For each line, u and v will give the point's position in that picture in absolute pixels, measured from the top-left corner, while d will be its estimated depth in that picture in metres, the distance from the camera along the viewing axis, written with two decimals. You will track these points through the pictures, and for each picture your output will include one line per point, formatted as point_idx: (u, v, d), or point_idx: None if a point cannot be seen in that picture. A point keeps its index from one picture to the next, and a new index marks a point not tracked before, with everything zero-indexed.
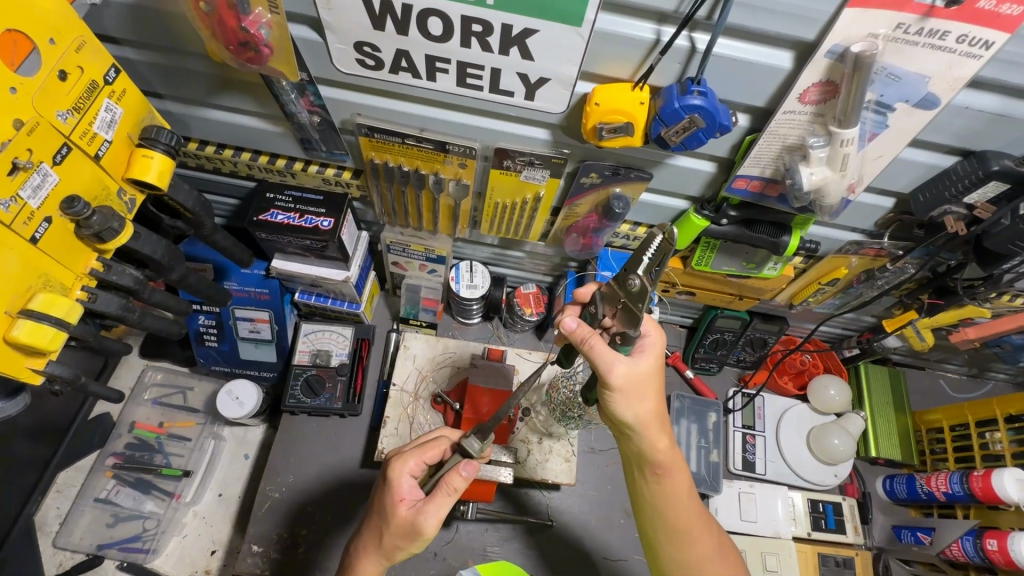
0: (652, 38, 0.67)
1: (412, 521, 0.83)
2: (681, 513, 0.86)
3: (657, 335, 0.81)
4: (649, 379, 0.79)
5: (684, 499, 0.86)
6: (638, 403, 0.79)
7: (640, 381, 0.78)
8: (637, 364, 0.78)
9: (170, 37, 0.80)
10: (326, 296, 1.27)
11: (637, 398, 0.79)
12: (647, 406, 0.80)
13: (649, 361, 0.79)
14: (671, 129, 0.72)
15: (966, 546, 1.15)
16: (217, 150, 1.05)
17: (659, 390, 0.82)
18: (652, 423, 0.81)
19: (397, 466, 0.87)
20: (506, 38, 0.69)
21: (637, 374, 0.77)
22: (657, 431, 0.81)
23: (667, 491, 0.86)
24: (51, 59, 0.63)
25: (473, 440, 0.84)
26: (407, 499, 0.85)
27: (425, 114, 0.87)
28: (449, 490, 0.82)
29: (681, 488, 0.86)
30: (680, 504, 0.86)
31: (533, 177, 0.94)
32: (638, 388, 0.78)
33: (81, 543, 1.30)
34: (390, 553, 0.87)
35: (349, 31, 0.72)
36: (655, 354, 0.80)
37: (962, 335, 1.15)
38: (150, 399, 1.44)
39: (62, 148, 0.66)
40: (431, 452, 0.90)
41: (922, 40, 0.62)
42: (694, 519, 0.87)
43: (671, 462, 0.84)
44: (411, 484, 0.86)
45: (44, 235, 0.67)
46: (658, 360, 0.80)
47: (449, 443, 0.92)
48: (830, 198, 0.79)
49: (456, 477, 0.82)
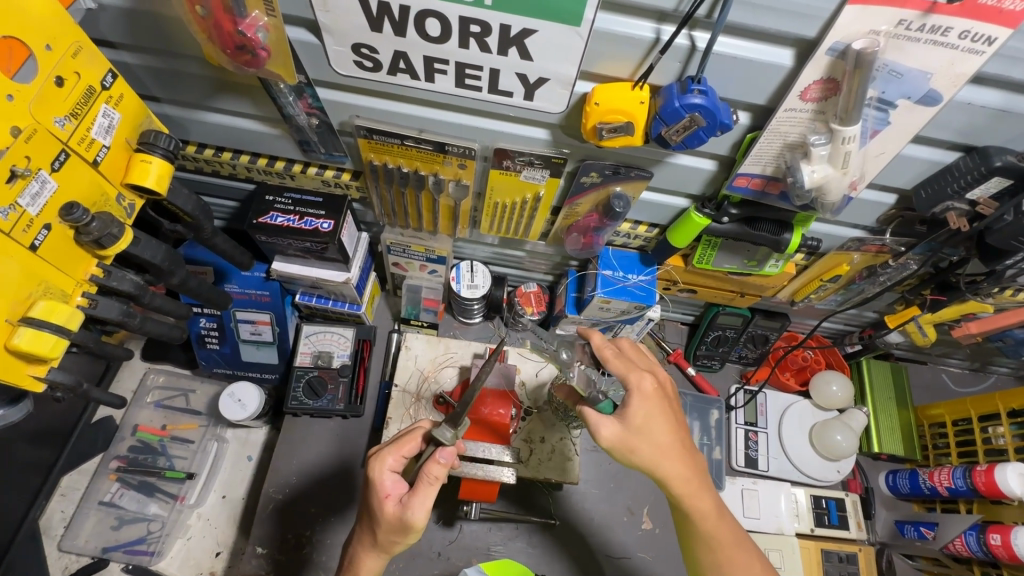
0: (652, 37, 0.66)
1: (400, 516, 0.83)
2: (715, 559, 0.85)
3: (637, 380, 0.84)
4: (645, 426, 0.82)
5: (718, 547, 0.85)
6: (642, 456, 0.81)
7: (634, 432, 0.81)
8: (626, 419, 0.82)
9: (167, 41, 0.79)
10: (327, 297, 1.27)
11: (640, 450, 0.81)
12: (655, 456, 0.81)
13: (637, 412, 0.82)
14: (671, 128, 0.72)
15: (969, 541, 1.15)
16: (215, 153, 1.04)
17: (665, 430, 0.82)
18: (665, 471, 0.82)
19: (377, 466, 0.86)
20: (504, 38, 0.69)
21: (628, 429, 0.81)
22: (673, 478, 0.82)
23: (698, 535, 0.86)
24: (48, 66, 0.63)
25: (445, 429, 0.86)
26: (392, 495, 0.85)
27: (424, 116, 0.87)
28: (430, 480, 0.82)
29: (714, 537, 0.85)
30: (712, 550, 0.85)
31: (532, 177, 0.93)
32: (637, 441, 0.81)
33: (87, 546, 1.30)
34: (387, 547, 0.87)
35: (347, 33, 0.71)
36: (643, 400, 0.83)
37: (963, 330, 1.15)
38: (153, 402, 1.45)
39: (60, 154, 0.66)
40: (408, 446, 0.88)
41: (924, 36, 0.61)
42: (732, 566, 0.85)
43: (693, 508, 0.84)
44: (394, 480, 0.86)
45: (43, 242, 0.66)
46: (649, 404, 0.83)
47: (425, 431, 0.91)
48: (831, 196, 0.78)
49: (435, 466, 0.82)
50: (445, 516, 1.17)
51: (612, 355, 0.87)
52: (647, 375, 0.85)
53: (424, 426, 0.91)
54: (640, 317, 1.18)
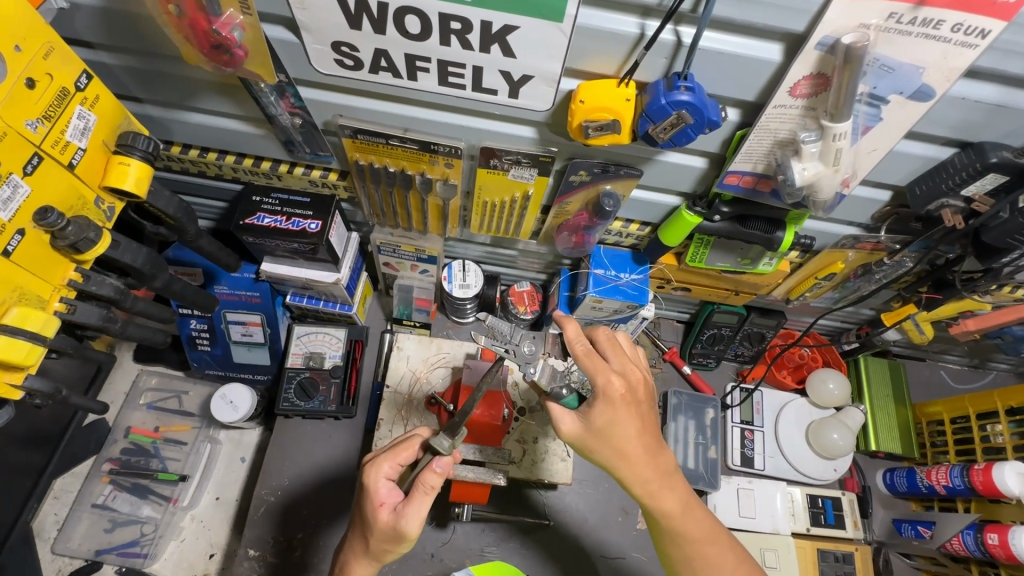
0: (636, 33, 0.64)
1: (393, 525, 0.82)
2: (684, 553, 0.87)
3: (603, 381, 0.81)
4: (607, 429, 0.81)
5: (685, 541, 0.86)
6: (600, 455, 0.83)
7: (594, 433, 0.82)
8: (587, 419, 0.82)
9: (145, 40, 0.77)
10: (318, 298, 1.25)
11: (598, 450, 0.83)
12: (614, 457, 0.83)
13: (601, 415, 0.81)
14: (659, 126, 0.71)
15: (967, 540, 1.14)
16: (200, 154, 1.03)
17: (628, 434, 0.82)
18: (625, 472, 0.83)
19: (372, 472, 0.85)
20: (486, 35, 0.67)
21: (587, 429, 0.82)
22: (634, 479, 0.84)
23: (666, 532, 0.87)
24: (18, 67, 0.62)
25: (443, 438, 0.84)
26: (387, 503, 0.84)
27: (408, 114, 0.85)
28: (426, 489, 0.81)
29: (682, 533, 0.86)
30: (680, 545, 0.87)
31: (521, 176, 0.92)
32: (596, 441, 0.82)
33: (79, 549, 1.29)
34: (379, 555, 0.86)
35: (325, 30, 0.69)
36: (607, 405, 0.81)
37: (961, 327, 1.13)
38: (145, 404, 1.43)
39: (33, 158, 0.65)
40: (405, 453, 0.88)
41: (916, 30, 0.59)
42: (699, 559, 0.86)
43: (657, 507, 0.85)
44: (389, 487, 0.85)
45: (16, 247, 0.65)
46: (613, 409, 0.81)
47: (422, 439, 0.90)
48: (823, 194, 0.76)
49: (431, 474, 0.81)
50: (438, 517, 1.16)
51: (582, 351, 0.82)
52: (616, 377, 0.81)
53: (421, 435, 0.90)
54: (633, 316, 1.16)
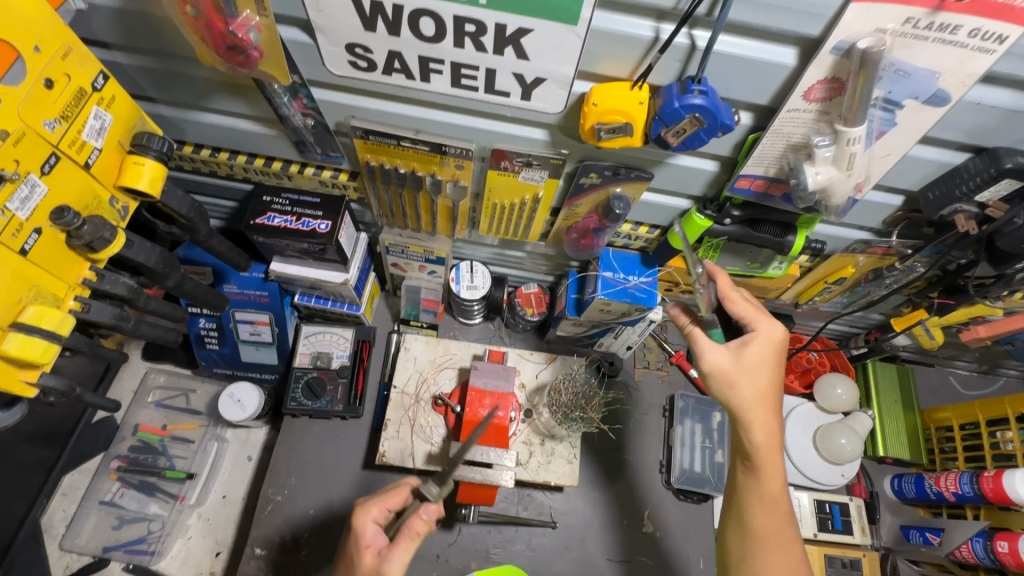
0: (650, 36, 0.64)
1: (375, 568, 0.81)
2: (762, 526, 0.82)
3: (766, 325, 0.85)
4: (753, 368, 0.83)
5: (771, 511, 0.82)
6: (738, 393, 0.83)
7: (741, 368, 0.83)
8: (739, 356, 0.84)
9: (159, 40, 0.78)
10: (326, 298, 1.26)
11: (736, 387, 0.83)
12: (751, 397, 0.83)
13: (757, 352, 0.84)
14: (671, 129, 0.70)
15: (976, 547, 1.13)
16: (212, 153, 1.04)
17: (765, 376, 0.84)
18: (752, 417, 0.83)
19: (360, 515, 0.86)
20: (500, 38, 0.67)
21: (735, 363, 0.84)
22: (758, 425, 0.83)
23: (756, 495, 0.83)
24: (36, 68, 0.62)
25: (432, 485, 0.84)
26: (372, 545, 0.84)
27: (421, 116, 0.85)
28: (411, 534, 0.81)
29: (770, 500, 0.82)
30: (763, 513, 0.82)
31: (531, 178, 0.92)
32: (740, 378, 0.83)
33: (87, 546, 1.30)
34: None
35: (340, 32, 0.70)
36: (762, 347, 0.84)
37: (972, 334, 1.12)
38: (154, 402, 1.44)
39: (50, 157, 0.65)
40: (395, 499, 0.88)
41: (932, 35, 0.59)
42: (777, 538, 0.81)
43: (766, 467, 0.83)
44: (376, 530, 0.85)
45: (33, 246, 0.66)
46: (767, 350, 0.84)
47: (412, 487, 0.90)
48: (835, 199, 0.77)
49: (417, 521, 0.82)
50: (444, 518, 1.16)
51: (737, 299, 0.88)
52: (777, 324, 0.86)
53: (411, 484, 0.91)
54: (641, 319, 1.15)
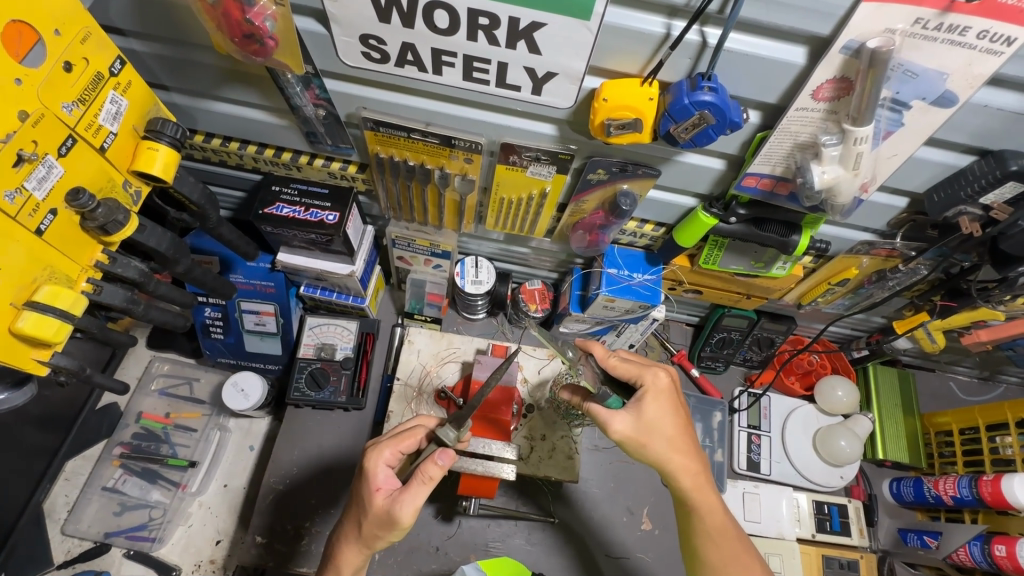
0: (661, 32, 0.65)
1: (388, 509, 0.83)
2: (720, 556, 0.86)
3: (652, 378, 0.88)
4: (659, 421, 0.85)
5: (720, 538, 0.86)
6: (654, 450, 0.85)
7: (644, 427, 0.85)
8: (639, 414, 0.86)
9: (176, 29, 0.79)
10: (331, 290, 1.27)
11: (652, 446, 0.85)
12: (667, 450, 0.85)
13: (653, 406, 0.86)
14: (680, 125, 0.71)
15: (974, 551, 1.14)
16: (222, 143, 1.05)
17: (675, 425, 0.86)
18: (675, 466, 0.86)
19: (373, 457, 0.87)
20: (513, 31, 0.68)
21: (639, 424, 0.85)
22: (682, 472, 0.86)
23: (700, 532, 0.88)
24: (56, 51, 0.63)
25: (449, 429, 0.86)
26: (383, 488, 0.85)
27: (431, 109, 0.86)
28: (424, 478, 0.82)
29: (717, 531, 0.87)
30: (715, 545, 0.87)
31: (539, 173, 0.93)
32: (649, 436, 0.85)
33: (88, 531, 1.30)
34: (370, 541, 0.87)
35: (354, 23, 0.71)
36: (656, 397, 0.86)
37: (974, 338, 1.13)
38: (157, 390, 1.44)
39: (67, 140, 0.66)
40: (408, 442, 0.89)
41: (941, 36, 0.60)
42: (736, 563, 0.85)
43: (701, 502, 0.87)
44: (387, 474, 0.86)
45: (49, 226, 0.67)
46: (662, 401, 0.86)
47: (426, 431, 0.91)
48: (841, 198, 0.77)
49: (432, 465, 0.82)
50: (444, 510, 1.17)
51: (617, 362, 0.90)
52: (660, 372, 0.89)
53: (425, 427, 0.92)
54: (644, 317, 1.16)
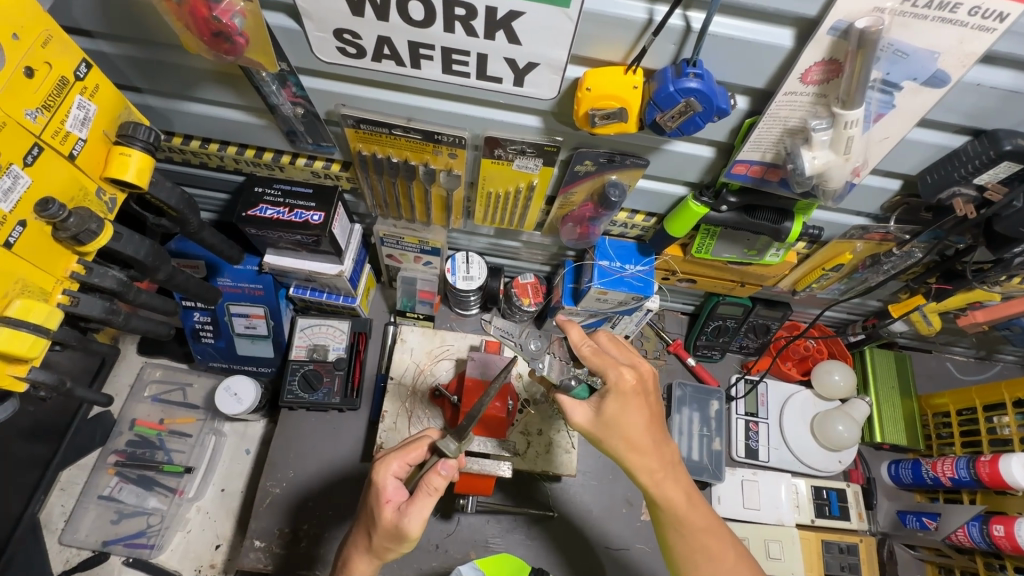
0: (644, 18, 0.63)
1: (396, 523, 0.82)
2: (688, 547, 0.84)
3: (616, 376, 0.82)
4: (619, 419, 0.82)
5: (687, 531, 0.84)
6: (613, 447, 0.83)
7: (602, 424, 0.82)
8: (599, 413, 0.83)
9: (144, 29, 0.77)
10: (321, 290, 1.24)
11: (610, 442, 0.83)
12: (625, 449, 0.82)
13: (613, 406, 0.82)
14: (667, 114, 0.69)
15: (972, 531, 1.13)
16: (202, 144, 1.03)
17: (638, 424, 0.82)
18: (633, 463, 0.83)
19: (381, 470, 0.85)
20: (490, 22, 0.66)
21: (597, 421, 0.83)
22: (640, 467, 0.83)
23: (670, 524, 0.85)
24: (16, 56, 0.61)
25: (450, 441, 0.84)
26: (392, 500, 0.84)
27: (411, 103, 0.84)
28: (430, 490, 0.81)
29: (685, 523, 0.84)
30: (684, 538, 0.84)
31: (525, 167, 0.91)
32: (607, 434, 0.82)
33: (87, 540, 1.29)
34: (380, 553, 0.85)
35: (327, 18, 0.68)
36: (618, 396, 0.82)
37: (970, 319, 1.13)
38: (150, 396, 1.41)
39: (33, 148, 0.64)
40: (415, 453, 0.88)
41: (931, 13, 0.58)
42: (703, 553, 0.84)
43: (662, 496, 0.84)
44: (397, 485, 0.85)
45: (18, 238, 0.65)
46: (626, 402, 0.82)
47: (431, 442, 0.90)
48: (832, 183, 0.75)
49: (436, 477, 0.81)
50: (443, 508, 1.16)
51: (589, 351, 0.85)
52: (627, 370, 0.83)
53: (430, 436, 0.91)
54: (638, 308, 1.15)
